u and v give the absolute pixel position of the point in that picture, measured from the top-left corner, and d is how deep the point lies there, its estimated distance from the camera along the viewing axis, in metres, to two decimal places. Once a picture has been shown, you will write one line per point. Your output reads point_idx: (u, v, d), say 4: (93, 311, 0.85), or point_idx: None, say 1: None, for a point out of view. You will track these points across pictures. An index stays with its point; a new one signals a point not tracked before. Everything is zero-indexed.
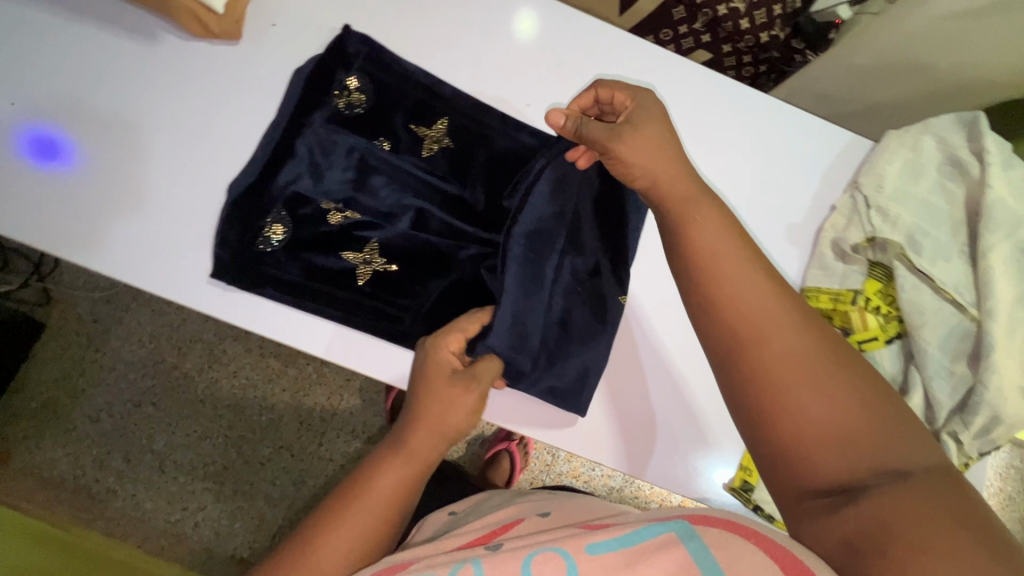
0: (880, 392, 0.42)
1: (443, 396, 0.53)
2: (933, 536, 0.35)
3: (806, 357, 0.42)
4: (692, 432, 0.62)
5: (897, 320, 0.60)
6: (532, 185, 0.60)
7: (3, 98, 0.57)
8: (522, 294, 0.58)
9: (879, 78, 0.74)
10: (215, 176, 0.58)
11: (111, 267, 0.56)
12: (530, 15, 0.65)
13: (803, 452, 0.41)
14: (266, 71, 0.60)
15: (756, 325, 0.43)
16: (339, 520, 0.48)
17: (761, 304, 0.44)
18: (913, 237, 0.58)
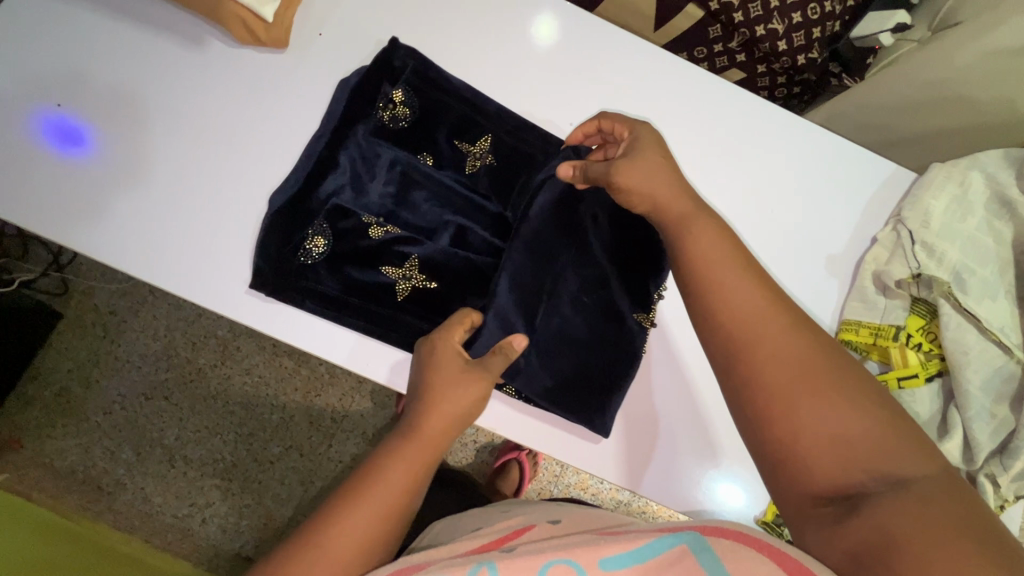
0: (879, 402, 0.43)
1: (450, 384, 0.51)
2: (933, 542, 0.36)
3: (805, 369, 0.44)
4: (703, 453, 0.61)
5: (938, 358, 0.58)
6: (538, 191, 0.60)
7: (50, 98, 0.58)
8: (523, 301, 0.58)
9: (924, 109, 0.73)
10: (259, 183, 0.59)
11: (150, 273, 0.56)
12: (548, 18, 0.66)
13: (799, 460, 0.42)
14: (311, 80, 0.61)
15: (759, 336, 0.45)
16: (344, 517, 0.46)
17: (759, 314, 0.46)
18: (958, 274, 0.57)
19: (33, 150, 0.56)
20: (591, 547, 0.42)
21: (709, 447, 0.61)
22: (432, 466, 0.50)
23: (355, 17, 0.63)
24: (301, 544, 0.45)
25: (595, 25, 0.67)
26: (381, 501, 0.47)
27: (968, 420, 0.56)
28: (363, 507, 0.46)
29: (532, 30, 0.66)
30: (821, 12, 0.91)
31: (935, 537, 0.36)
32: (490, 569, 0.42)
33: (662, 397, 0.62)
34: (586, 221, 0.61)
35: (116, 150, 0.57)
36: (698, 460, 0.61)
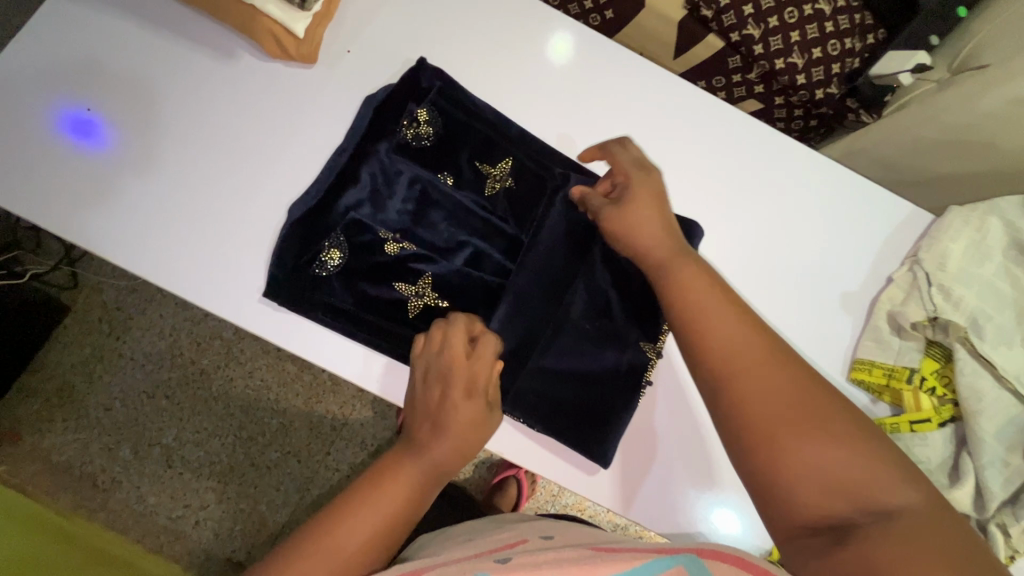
0: (863, 430, 0.42)
1: (461, 403, 0.51)
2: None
3: (790, 400, 0.43)
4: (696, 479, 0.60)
5: (952, 403, 0.57)
6: (549, 215, 0.61)
7: (81, 100, 0.59)
8: (528, 324, 0.58)
9: (940, 151, 0.73)
10: (280, 192, 0.59)
11: (168, 280, 0.56)
12: (564, 38, 0.67)
13: (786, 487, 0.42)
14: (337, 95, 0.62)
15: (753, 375, 0.45)
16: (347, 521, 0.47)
17: (747, 346, 0.46)
18: (975, 320, 0.56)
19: (54, 149, 0.57)
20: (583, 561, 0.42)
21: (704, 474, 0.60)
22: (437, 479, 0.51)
23: (384, 36, 0.64)
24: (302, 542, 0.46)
25: (620, 57, 0.68)
26: (385, 506, 0.48)
27: (982, 467, 0.55)
28: (366, 513, 0.47)
29: (544, 45, 0.67)
30: (840, 49, 0.92)
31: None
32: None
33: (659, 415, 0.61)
34: (597, 248, 0.61)
35: (136, 153, 0.58)
36: (690, 484, 0.60)
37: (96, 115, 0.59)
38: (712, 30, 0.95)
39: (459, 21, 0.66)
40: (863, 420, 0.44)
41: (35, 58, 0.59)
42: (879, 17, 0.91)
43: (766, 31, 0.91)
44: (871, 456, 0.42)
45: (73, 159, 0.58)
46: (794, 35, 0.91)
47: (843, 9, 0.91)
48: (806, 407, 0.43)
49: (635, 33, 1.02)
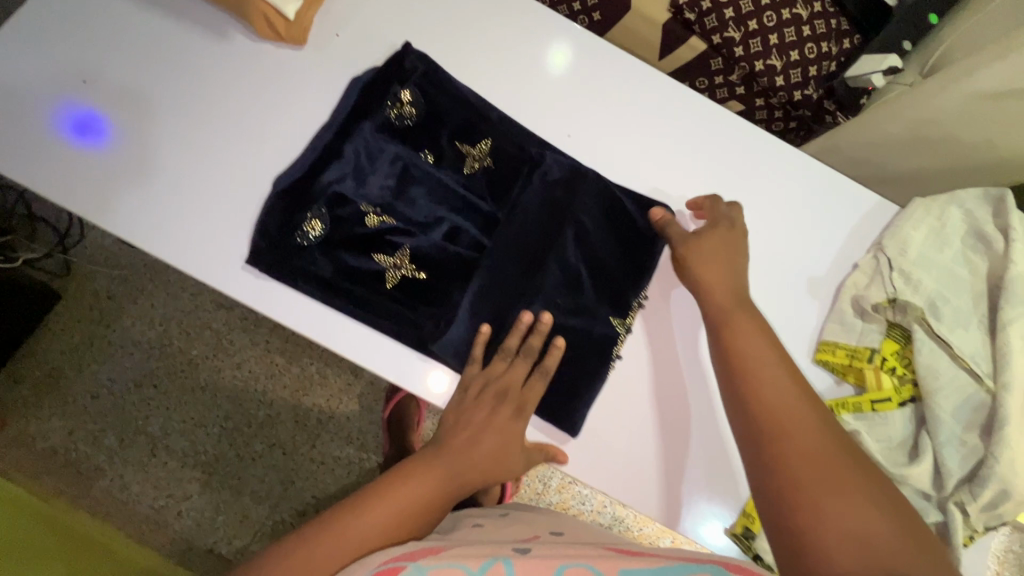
0: (892, 504, 0.48)
1: (498, 429, 0.58)
2: None
3: (827, 460, 0.49)
4: (699, 461, 0.61)
5: (911, 383, 0.60)
6: (523, 192, 0.64)
7: (77, 74, 0.61)
8: (498, 296, 0.60)
9: (908, 149, 0.76)
10: (267, 167, 0.61)
11: (161, 250, 0.58)
12: (564, 50, 0.70)
13: (812, 532, 0.46)
14: (325, 76, 0.65)
15: (786, 429, 0.51)
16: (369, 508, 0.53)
17: (791, 404, 0.52)
18: (934, 303, 0.59)
19: (49, 122, 0.60)
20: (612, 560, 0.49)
21: (705, 456, 0.61)
22: (452, 493, 0.57)
23: (372, 22, 0.67)
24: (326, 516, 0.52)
25: (599, 51, 0.70)
26: (402, 504, 0.54)
27: (939, 444, 0.57)
28: (388, 504, 0.53)
29: (545, 62, 0.69)
30: (817, 53, 0.95)
31: None
32: (506, 564, 0.48)
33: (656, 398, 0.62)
34: (570, 227, 0.63)
35: (128, 128, 0.60)
36: (694, 468, 0.61)
37: (89, 89, 0.61)
38: (695, 33, 0.99)
39: (446, 11, 0.69)
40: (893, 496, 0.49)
41: (33, 34, 0.61)
42: (855, 23, 0.95)
43: (746, 34, 0.95)
44: (893, 521, 0.47)
45: (66, 132, 0.60)
46: (773, 39, 0.95)
47: (819, 14, 0.95)
48: (832, 462, 0.49)
49: (622, 36, 1.06)
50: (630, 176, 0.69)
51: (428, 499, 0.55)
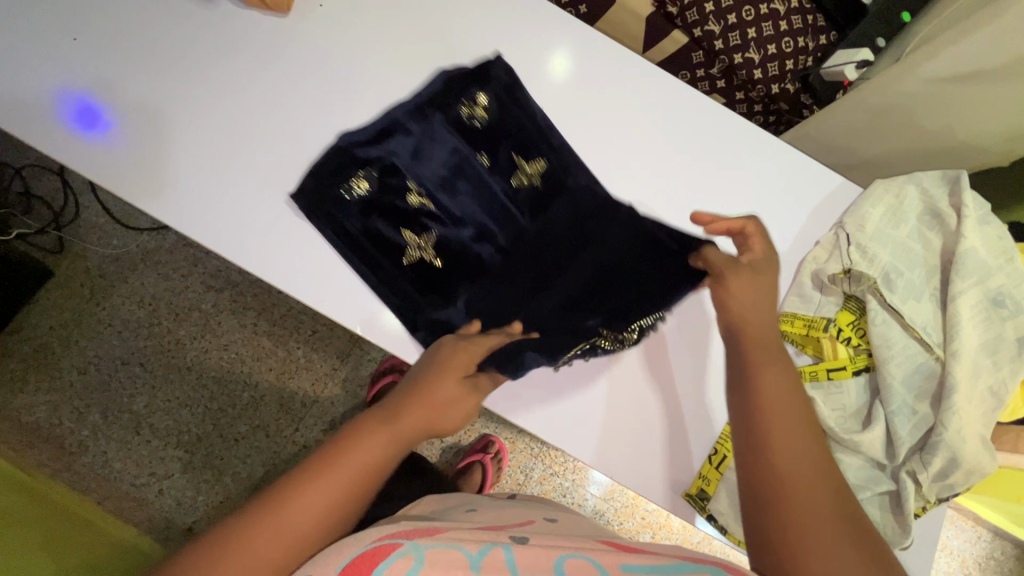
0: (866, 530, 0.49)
1: (452, 395, 0.57)
2: None
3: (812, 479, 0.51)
4: (684, 442, 0.65)
5: (866, 353, 0.61)
6: (557, 210, 0.68)
7: (67, 33, 0.64)
8: (503, 295, 0.64)
9: (874, 133, 0.79)
10: (250, 129, 0.65)
11: (150, 206, 0.62)
12: (565, 58, 0.71)
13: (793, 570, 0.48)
14: (310, 46, 0.67)
15: (790, 476, 0.51)
16: (315, 484, 0.51)
17: (790, 426, 0.53)
18: (887, 275, 0.61)
19: (47, 82, 0.63)
20: (613, 554, 0.51)
21: (692, 438, 0.65)
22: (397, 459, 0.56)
23: None
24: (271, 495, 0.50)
25: (576, 30, 0.72)
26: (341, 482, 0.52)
27: (890, 412, 0.58)
28: (336, 482, 0.52)
29: (546, 62, 0.71)
30: (794, 47, 0.98)
31: None
32: (505, 548, 0.51)
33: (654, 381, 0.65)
34: (592, 247, 0.66)
35: (110, 88, 0.63)
36: (679, 447, 0.65)
37: (77, 48, 0.64)
38: (677, 26, 1.02)
39: None
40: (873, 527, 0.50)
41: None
42: (831, 20, 0.98)
43: (726, 27, 0.98)
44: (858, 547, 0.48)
45: (63, 92, 0.63)
46: (751, 32, 0.98)
47: (796, 10, 0.98)
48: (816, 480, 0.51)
49: (607, 28, 1.09)
50: (600, 151, 0.71)
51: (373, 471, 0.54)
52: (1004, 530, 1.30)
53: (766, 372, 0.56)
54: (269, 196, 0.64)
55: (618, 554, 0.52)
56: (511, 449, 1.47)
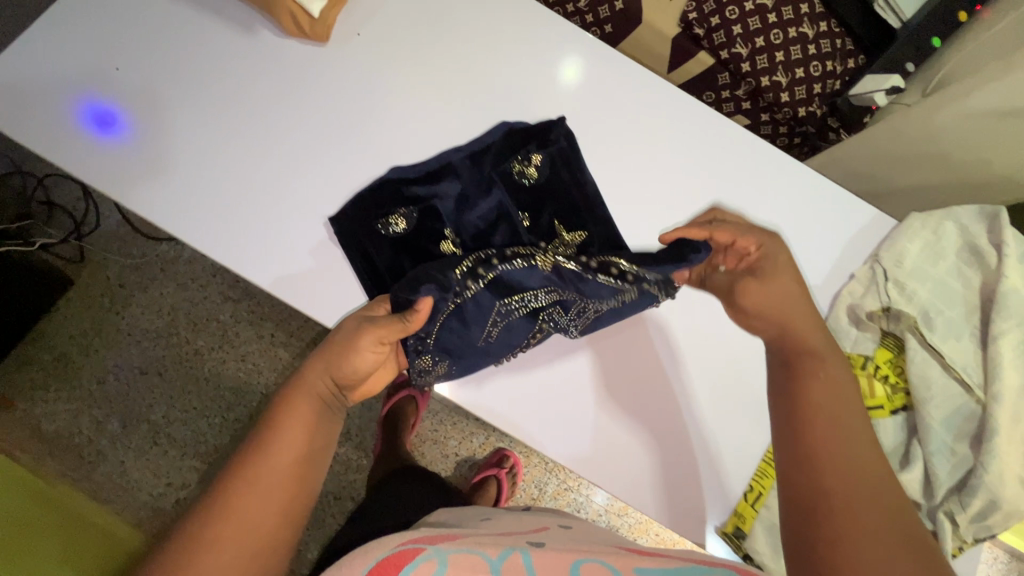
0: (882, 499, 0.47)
1: (360, 342, 0.56)
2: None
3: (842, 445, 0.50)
4: (692, 469, 0.66)
5: (904, 392, 0.61)
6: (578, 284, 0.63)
7: (110, 62, 0.65)
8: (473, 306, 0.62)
9: (909, 165, 0.78)
10: (288, 160, 0.65)
11: (178, 228, 0.63)
12: (575, 63, 0.71)
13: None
14: (348, 74, 0.68)
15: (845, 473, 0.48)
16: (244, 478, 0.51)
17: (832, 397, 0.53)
18: (926, 313, 0.61)
19: (72, 99, 0.64)
20: (625, 558, 0.51)
21: (703, 467, 0.66)
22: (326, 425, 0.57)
23: (390, 21, 0.69)
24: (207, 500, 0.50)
25: (611, 58, 0.72)
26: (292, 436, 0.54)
27: (928, 452, 0.58)
28: (272, 469, 0.52)
29: (556, 69, 0.71)
30: (822, 71, 0.98)
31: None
32: (523, 553, 0.51)
33: (656, 381, 0.67)
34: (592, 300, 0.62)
35: (148, 115, 0.64)
36: (686, 471, 0.66)
37: (113, 70, 0.65)
38: (704, 47, 1.02)
39: (460, 14, 0.71)
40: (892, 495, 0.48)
41: (73, 22, 0.66)
42: (861, 44, 0.98)
43: (753, 50, 0.98)
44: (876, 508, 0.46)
45: (86, 110, 0.64)
46: (779, 56, 0.97)
47: (825, 33, 0.97)
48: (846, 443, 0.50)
49: (633, 47, 1.08)
50: (634, 180, 0.70)
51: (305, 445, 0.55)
52: (1022, 554, 1.30)
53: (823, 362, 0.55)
54: (306, 227, 0.64)
55: (632, 558, 0.52)
56: (526, 463, 1.47)
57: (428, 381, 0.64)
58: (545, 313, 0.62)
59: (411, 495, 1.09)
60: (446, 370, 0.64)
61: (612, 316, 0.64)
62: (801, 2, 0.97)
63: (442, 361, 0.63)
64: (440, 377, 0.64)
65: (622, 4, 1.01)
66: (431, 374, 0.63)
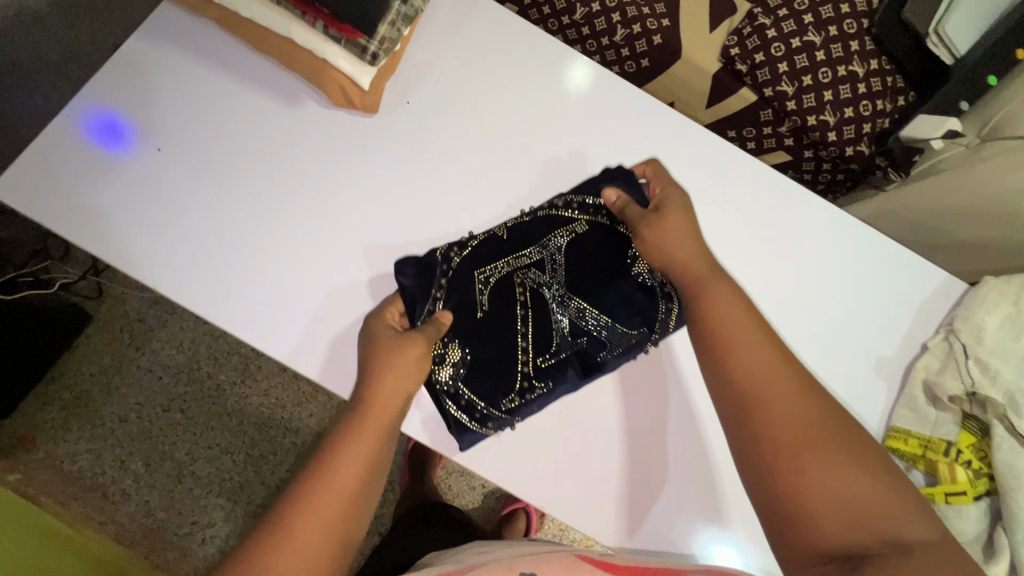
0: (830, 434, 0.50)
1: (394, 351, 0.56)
2: (857, 521, 0.48)
3: (777, 393, 0.52)
4: (688, 497, 0.65)
5: (988, 477, 0.58)
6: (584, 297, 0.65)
7: (151, 143, 0.65)
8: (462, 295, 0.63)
9: (972, 220, 0.77)
10: (340, 236, 0.66)
11: (208, 303, 0.63)
12: (582, 66, 0.73)
13: (812, 525, 0.48)
14: (398, 143, 0.69)
15: (784, 415, 0.51)
16: (287, 536, 0.48)
17: (746, 345, 0.54)
18: (1013, 396, 0.57)
19: (81, 120, 0.65)
20: None
21: (696, 493, 0.65)
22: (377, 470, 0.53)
23: (440, 89, 0.70)
24: (249, 568, 0.47)
25: (664, 118, 0.73)
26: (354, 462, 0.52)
27: (1016, 543, 0.54)
28: (332, 495, 0.50)
29: (566, 70, 0.73)
30: (872, 110, 0.94)
31: (853, 517, 0.48)
32: None
33: (648, 398, 0.67)
34: (595, 299, 0.65)
35: (190, 192, 0.65)
36: (676, 492, 0.65)
37: (142, 117, 0.66)
38: (747, 84, 0.98)
39: (507, 75, 0.72)
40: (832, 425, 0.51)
41: (105, 73, 0.66)
42: (911, 81, 0.95)
43: (800, 88, 0.95)
44: (827, 453, 0.49)
45: (96, 133, 0.65)
46: (827, 95, 0.94)
47: (876, 71, 0.94)
48: (782, 392, 0.52)
49: (669, 83, 1.05)
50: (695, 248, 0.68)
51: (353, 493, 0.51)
52: None
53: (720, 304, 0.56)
54: (355, 307, 0.65)
55: None
56: None
57: (448, 377, 0.62)
58: (521, 275, 0.65)
59: (443, 536, 1.03)
60: (462, 357, 0.62)
61: (597, 298, 0.65)
62: (850, 40, 0.94)
63: (453, 343, 0.62)
64: (460, 373, 0.62)
65: (661, 38, 0.98)
66: (447, 364, 0.62)
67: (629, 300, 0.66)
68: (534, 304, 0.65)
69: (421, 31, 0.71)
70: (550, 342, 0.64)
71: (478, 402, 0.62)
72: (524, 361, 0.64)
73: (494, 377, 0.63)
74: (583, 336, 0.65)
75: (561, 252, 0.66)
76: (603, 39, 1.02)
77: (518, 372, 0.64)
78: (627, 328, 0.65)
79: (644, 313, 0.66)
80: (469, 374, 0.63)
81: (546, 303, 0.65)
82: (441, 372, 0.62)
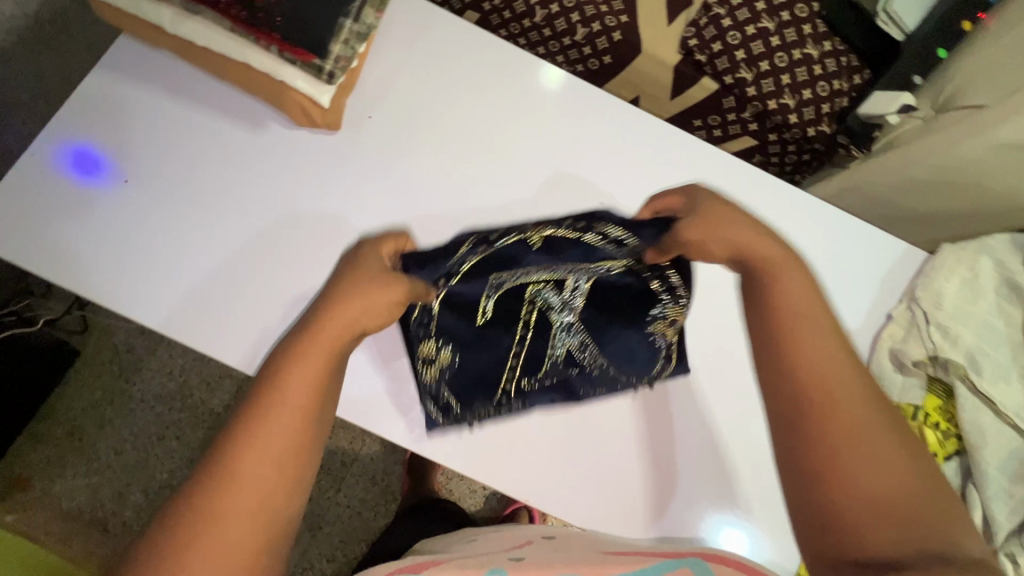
0: (892, 444, 0.49)
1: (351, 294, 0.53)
2: (899, 535, 0.45)
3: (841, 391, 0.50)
4: (672, 481, 0.67)
5: (954, 437, 0.62)
6: (594, 340, 0.65)
7: (123, 175, 0.66)
8: (467, 303, 0.63)
9: (930, 192, 0.80)
10: (314, 253, 0.67)
11: (188, 329, 0.64)
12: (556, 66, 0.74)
13: (842, 527, 0.46)
14: (365, 158, 0.70)
15: (838, 415, 0.49)
16: (215, 504, 0.43)
17: (818, 343, 0.52)
18: (973, 357, 0.60)
19: (58, 154, 0.66)
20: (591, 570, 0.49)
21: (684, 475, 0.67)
22: (296, 471, 0.46)
23: (405, 102, 0.72)
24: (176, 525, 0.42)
25: (626, 113, 0.75)
26: (290, 410, 0.47)
27: (985, 496, 0.57)
28: (264, 446, 0.45)
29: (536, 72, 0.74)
30: (829, 90, 0.97)
31: (893, 531, 0.45)
32: None
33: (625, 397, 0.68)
34: (597, 339, 0.65)
35: (165, 221, 0.66)
36: (660, 469, 0.67)
37: (117, 149, 0.67)
38: (707, 73, 1.00)
39: (469, 83, 0.73)
40: (898, 439, 0.49)
41: (80, 108, 0.67)
42: (864, 59, 0.97)
43: (759, 74, 0.97)
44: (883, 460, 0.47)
45: (73, 166, 0.66)
46: (785, 79, 0.97)
47: (829, 53, 0.97)
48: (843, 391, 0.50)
49: (634, 78, 1.06)
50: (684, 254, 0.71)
51: (274, 465, 0.45)
52: None
53: (782, 300, 0.54)
54: None
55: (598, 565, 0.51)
56: None
57: (433, 377, 0.64)
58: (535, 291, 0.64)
59: None
60: (450, 360, 0.64)
61: (600, 340, 0.65)
62: (803, 24, 0.97)
63: (445, 348, 0.64)
64: (444, 375, 0.64)
65: (621, 34, 1.00)
66: (435, 365, 0.64)
67: (633, 348, 0.65)
68: (535, 327, 0.64)
69: (381, 45, 0.73)
70: (540, 366, 0.65)
71: (455, 403, 0.65)
72: (507, 378, 0.65)
73: (475, 384, 0.65)
74: (571, 368, 0.66)
75: (582, 291, 0.64)
76: (564, 40, 1.03)
77: (501, 386, 0.65)
78: (617, 372, 0.66)
79: (641, 362, 0.66)
80: (452, 377, 0.65)
81: (547, 329, 0.65)
82: (427, 372, 0.64)
